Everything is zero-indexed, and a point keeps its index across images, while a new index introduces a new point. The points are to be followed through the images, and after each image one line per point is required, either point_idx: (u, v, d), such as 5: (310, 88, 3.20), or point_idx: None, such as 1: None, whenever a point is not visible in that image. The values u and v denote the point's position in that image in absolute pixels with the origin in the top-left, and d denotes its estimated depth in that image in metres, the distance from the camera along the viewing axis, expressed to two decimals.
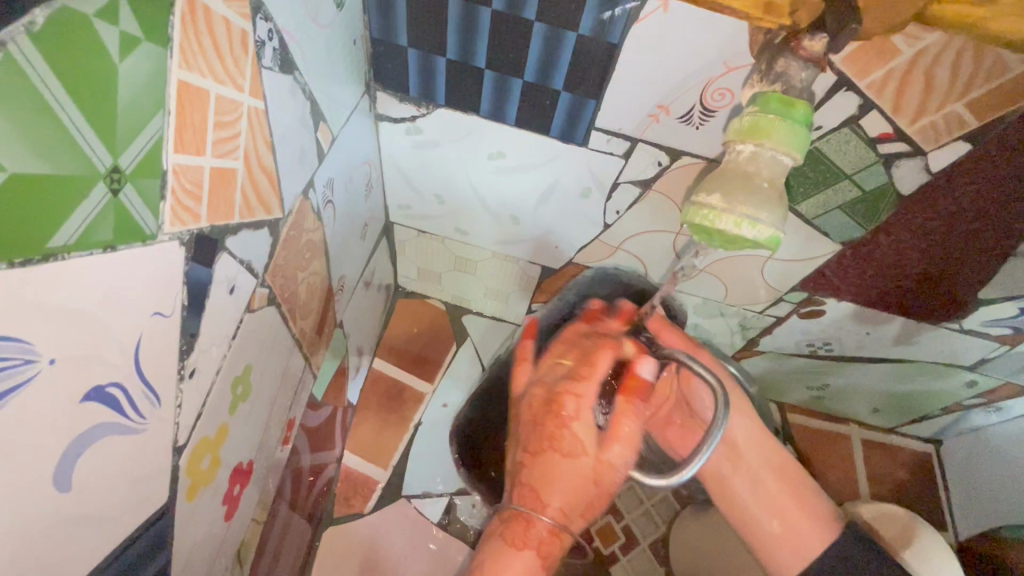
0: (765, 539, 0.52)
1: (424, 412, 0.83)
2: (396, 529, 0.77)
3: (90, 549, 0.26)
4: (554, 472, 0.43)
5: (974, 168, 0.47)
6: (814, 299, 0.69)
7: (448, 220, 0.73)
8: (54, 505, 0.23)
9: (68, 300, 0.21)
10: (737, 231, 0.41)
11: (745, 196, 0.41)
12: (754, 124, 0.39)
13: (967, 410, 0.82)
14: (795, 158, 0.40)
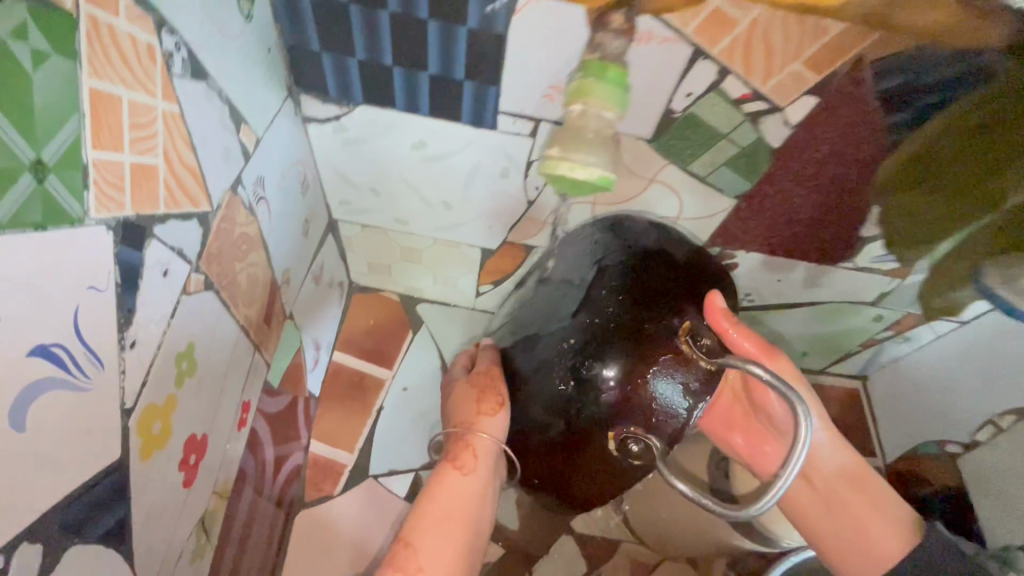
0: (832, 547, 0.59)
1: (385, 397, 0.88)
2: (366, 506, 0.82)
3: (48, 490, 0.31)
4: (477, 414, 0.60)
5: (826, 118, 0.54)
6: (726, 253, 0.76)
7: (387, 212, 0.78)
8: (11, 444, 0.28)
9: (6, 269, 0.26)
10: (574, 174, 0.48)
11: (578, 145, 0.49)
12: (580, 87, 0.47)
13: (881, 343, 0.91)
14: (614, 112, 0.48)
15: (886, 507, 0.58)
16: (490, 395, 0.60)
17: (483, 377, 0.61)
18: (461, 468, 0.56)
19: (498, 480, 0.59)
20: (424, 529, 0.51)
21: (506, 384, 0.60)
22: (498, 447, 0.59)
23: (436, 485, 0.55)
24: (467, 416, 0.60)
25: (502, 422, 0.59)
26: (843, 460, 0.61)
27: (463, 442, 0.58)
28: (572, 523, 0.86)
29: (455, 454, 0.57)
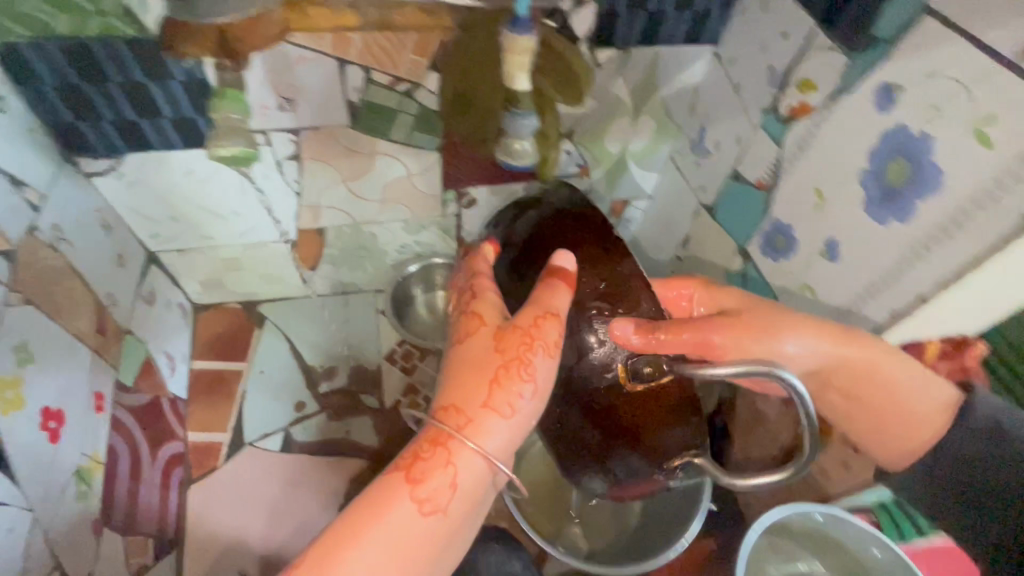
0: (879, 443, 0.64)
1: (246, 382, 1.07)
2: (250, 467, 0.99)
3: None
4: (470, 372, 0.52)
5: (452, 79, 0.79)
6: (462, 192, 1.03)
7: (194, 232, 0.97)
8: None
9: None
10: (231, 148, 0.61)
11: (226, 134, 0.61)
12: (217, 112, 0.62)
13: (614, 229, 1.23)
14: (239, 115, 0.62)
15: (916, 392, 0.60)
16: (510, 368, 0.52)
17: (513, 339, 0.52)
18: (423, 504, 0.46)
19: (472, 512, 0.50)
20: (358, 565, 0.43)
21: (532, 356, 0.52)
22: (486, 466, 0.50)
23: (389, 505, 0.46)
24: (468, 408, 0.50)
25: (499, 430, 0.51)
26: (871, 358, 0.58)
27: (439, 451, 0.49)
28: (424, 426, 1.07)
29: (417, 462, 0.48)
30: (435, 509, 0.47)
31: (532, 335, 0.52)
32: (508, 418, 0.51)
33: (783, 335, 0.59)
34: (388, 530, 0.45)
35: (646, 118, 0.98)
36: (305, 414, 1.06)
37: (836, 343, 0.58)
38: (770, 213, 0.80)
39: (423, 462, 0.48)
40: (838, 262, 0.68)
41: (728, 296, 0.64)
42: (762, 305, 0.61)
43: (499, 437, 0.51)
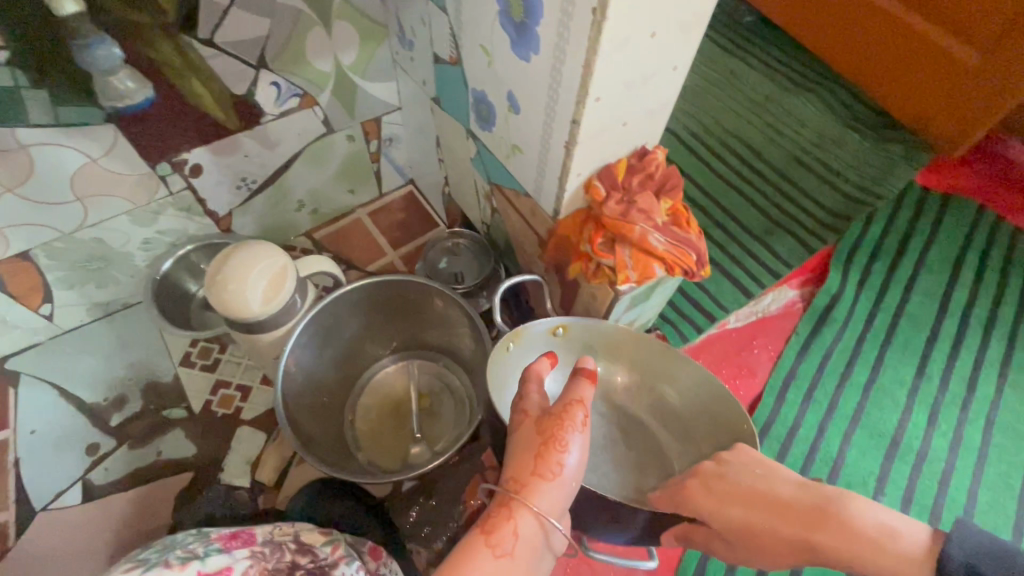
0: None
1: (17, 447, 0.94)
2: (51, 533, 0.89)
3: None
4: (526, 458, 0.55)
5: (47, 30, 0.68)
6: (175, 162, 0.91)
7: None
8: None
9: None
10: None
11: None
12: None
13: (382, 152, 1.19)
14: None
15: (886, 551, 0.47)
16: (555, 442, 0.55)
17: (554, 420, 0.56)
18: (495, 549, 0.51)
19: (534, 569, 0.53)
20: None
21: (576, 433, 0.56)
22: (544, 527, 0.53)
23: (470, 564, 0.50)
24: (525, 477, 0.54)
25: (555, 493, 0.54)
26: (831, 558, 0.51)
27: (503, 510, 0.53)
28: (244, 415, 1.01)
29: (488, 530, 0.52)
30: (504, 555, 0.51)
31: (569, 416, 0.56)
32: (560, 483, 0.54)
33: (763, 540, 0.55)
34: None
35: (341, 23, 0.91)
36: (101, 455, 0.95)
37: (796, 521, 0.53)
38: (470, 85, 0.78)
39: (493, 529, 0.52)
40: (521, 112, 0.69)
41: (728, 509, 0.57)
42: (744, 494, 0.57)
43: (557, 495, 0.54)
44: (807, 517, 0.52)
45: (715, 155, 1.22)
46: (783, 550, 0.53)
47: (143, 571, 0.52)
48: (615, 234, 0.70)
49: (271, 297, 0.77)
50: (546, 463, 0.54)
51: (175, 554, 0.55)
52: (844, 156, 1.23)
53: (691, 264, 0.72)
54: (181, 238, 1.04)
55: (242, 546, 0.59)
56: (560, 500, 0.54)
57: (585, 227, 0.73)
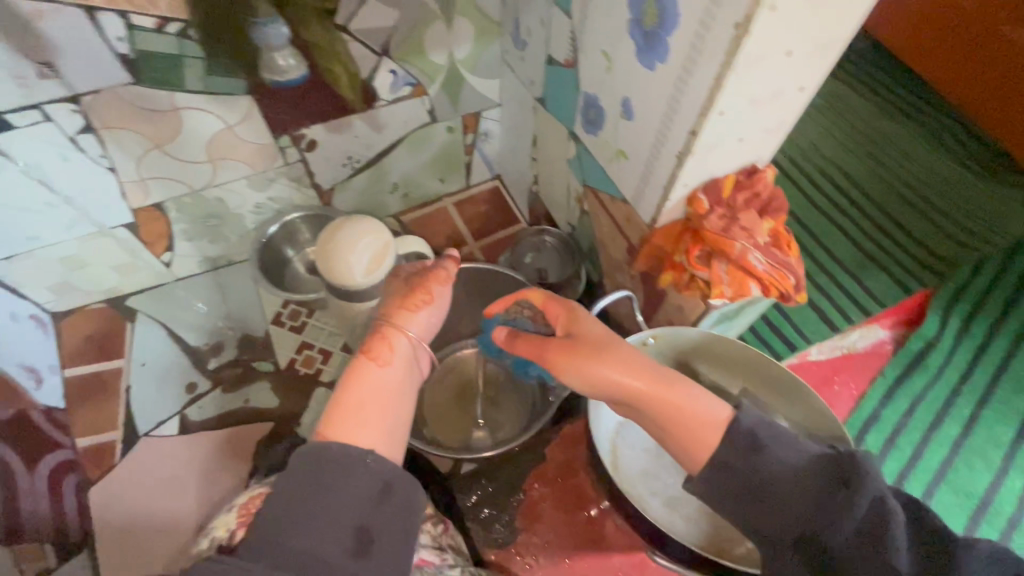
0: (682, 420, 0.57)
1: (129, 377, 1.04)
2: (149, 457, 0.97)
3: None
4: (411, 299, 0.73)
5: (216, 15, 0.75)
6: (295, 136, 0.98)
7: (12, 235, 0.90)
8: None
9: None
10: None
11: None
12: None
13: (476, 146, 1.23)
14: None
15: (686, 412, 0.57)
16: (411, 298, 0.74)
17: (415, 266, 0.78)
18: (377, 361, 0.66)
19: (410, 383, 0.68)
20: (345, 414, 0.60)
21: (435, 281, 0.76)
22: (414, 345, 0.70)
23: (353, 377, 0.64)
24: (394, 312, 0.73)
25: (420, 317, 0.73)
26: (629, 387, 0.59)
27: (384, 337, 0.69)
28: (323, 378, 1.08)
29: (370, 351, 0.68)
30: (384, 365, 0.66)
31: (447, 277, 0.77)
32: (416, 310, 0.73)
33: (597, 365, 0.59)
34: (356, 395, 0.62)
35: (461, 19, 0.95)
36: (198, 394, 1.04)
37: (647, 375, 0.59)
38: (582, 88, 0.81)
39: (372, 351, 0.68)
40: (634, 119, 0.70)
41: (591, 331, 0.63)
42: (604, 339, 0.62)
43: (420, 318, 0.73)
44: (614, 344, 0.62)
45: (811, 183, 1.19)
46: (617, 384, 0.59)
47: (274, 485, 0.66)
48: (713, 249, 0.70)
49: (373, 269, 0.82)
50: (424, 290, 0.72)
51: None
52: (951, 198, 1.16)
53: (788, 288, 0.70)
54: (287, 206, 1.12)
55: None
56: (421, 334, 0.72)
57: (682, 238, 0.73)
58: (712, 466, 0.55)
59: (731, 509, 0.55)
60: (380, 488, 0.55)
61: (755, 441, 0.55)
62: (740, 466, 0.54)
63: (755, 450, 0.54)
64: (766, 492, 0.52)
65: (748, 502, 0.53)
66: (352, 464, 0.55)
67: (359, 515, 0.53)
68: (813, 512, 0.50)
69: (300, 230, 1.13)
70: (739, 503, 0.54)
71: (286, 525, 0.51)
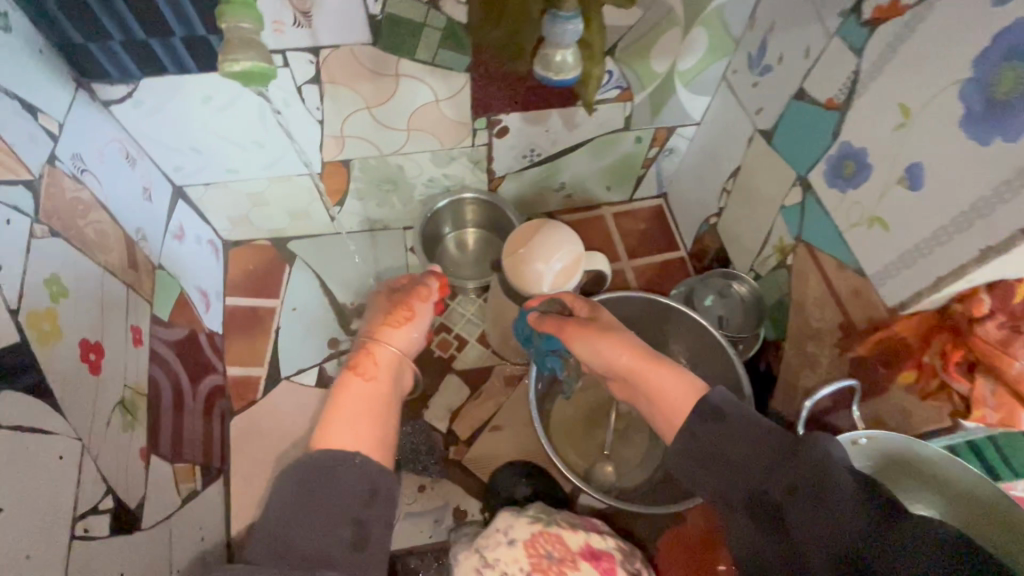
0: (667, 397, 0.64)
1: (281, 319, 1.07)
2: (288, 401, 1.00)
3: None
4: (393, 322, 0.75)
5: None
6: (493, 120, 0.95)
7: (218, 165, 0.94)
8: None
9: None
10: None
11: None
12: None
13: (656, 160, 1.15)
14: None
15: (665, 390, 0.64)
16: (393, 313, 0.76)
17: (402, 296, 0.79)
18: (365, 376, 0.66)
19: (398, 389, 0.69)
20: (340, 417, 0.61)
21: (410, 302, 0.78)
22: (399, 356, 0.71)
23: (344, 388, 0.64)
24: (378, 329, 0.74)
25: (400, 333, 0.74)
26: (623, 363, 0.68)
27: (368, 357, 0.69)
28: (456, 365, 1.06)
29: (359, 363, 0.67)
30: (371, 376, 0.66)
31: (418, 302, 0.78)
32: (398, 329, 0.74)
33: (600, 341, 0.70)
34: (351, 402, 0.63)
35: (700, 30, 0.87)
36: (338, 350, 1.05)
37: (635, 358, 0.68)
38: (842, 135, 0.71)
39: (358, 365, 0.68)
40: (922, 190, 0.60)
41: (603, 325, 0.72)
42: (606, 328, 0.71)
43: (401, 341, 0.74)
44: (618, 332, 0.71)
45: None
46: (618, 362, 0.68)
47: (547, 524, 0.79)
48: (980, 361, 0.58)
49: (559, 283, 0.79)
50: (406, 314, 0.75)
51: (563, 520, 0.80)
52: None
53: None
54: (458, 186, 1.10)
55: (608, 538, 0.80)
56: (405, 352, 0.73)
57: (937, 336, 0.62)
58: (682, 432, 0.62)
59: (698, 477, 0.60)
60: (372, 490, 0.56)
61: (716, 411, 0.61)
62: (701, 436, 0.60)
63: (715, 417, 0.61)
64: (722, 461, 0.59)
65: (713, 472, 0.59)
66: (345, 464, 0.55)
67: (354, 509, 0.54)
68: (774, 462, 0.55)
69: (467, 207, 1.12)
70: (705, 472, 0.60)
71: (289, 522, 0.52)
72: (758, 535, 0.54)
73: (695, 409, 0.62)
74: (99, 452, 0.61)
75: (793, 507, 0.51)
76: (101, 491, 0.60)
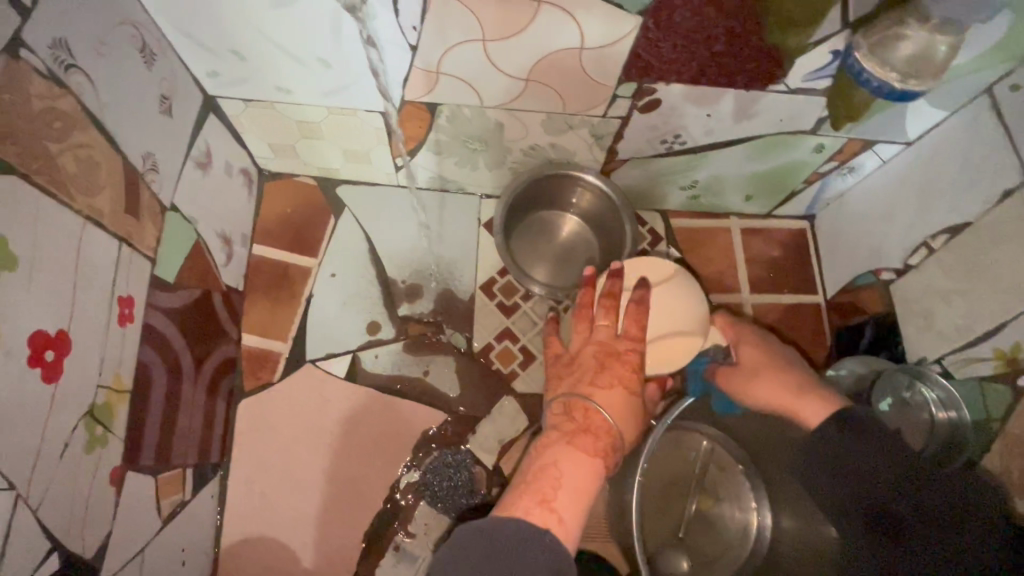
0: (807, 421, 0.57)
1: (314, 284, 0.86)
2: (309, 390, 0.82)
3: None
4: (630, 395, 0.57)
5: None
6: (644, 88, 0.68)
7: (263, 79, 0.69)
8: None
9: None
10: None
11: None
12: None
13: (826, 177, 0.87)
14: None
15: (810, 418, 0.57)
16: (625, 376, 0.58)
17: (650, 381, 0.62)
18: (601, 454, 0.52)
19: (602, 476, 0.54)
20: (559, 495, 0.49)
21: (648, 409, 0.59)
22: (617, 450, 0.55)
23: (571, 462, 0.51)
24: (615, 395, 0.57)
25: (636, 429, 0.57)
26: (768, 393, 0.61)
27: (602, 428, 0.54)
28: (515, 386, 0.86)
29: (587, 436, 0.53)
30: (601, 452, 0.53)
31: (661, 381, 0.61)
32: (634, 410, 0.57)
33: (756, 379, 0.62)
34: (571, 478, 0.50)
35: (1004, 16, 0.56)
36: (378, 339, 0.85)
37: (783, 388, 0.60)
38: None
39: (588, 424, 0.54)
40: None
41: (745, 355, 0.65)
42: (762, 362, 0.63)
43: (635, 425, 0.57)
44: (783, 370, 0.61)
45: None
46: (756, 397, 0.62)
47: None
48: None
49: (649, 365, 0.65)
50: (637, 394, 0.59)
51: None
52: None
53: None
54: (565, 162, 0.84)
55: None
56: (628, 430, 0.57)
57: None
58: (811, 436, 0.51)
59: (817, 483, 0.50)
60: (559, 571, 0.44)
61: (856, 424, 0.50)
62: (833, 445, 0.50)
63: (858, 433, 0.49)
64: (852, 468, 0.48)
65: (837, 480, 0.48)
66: (537, 544, 0.45)
67: None
68: (906, 482, 0.46)
69: (576, 188, 0.87)
70: (827, 479, 0.49)
71: None
72: (869, 549, 0.46)
73: (833, 418, 0.51)
74: (46, 494, 0.44)
75: (920, 522, 0.44)
76: (43, 552, 0.43)
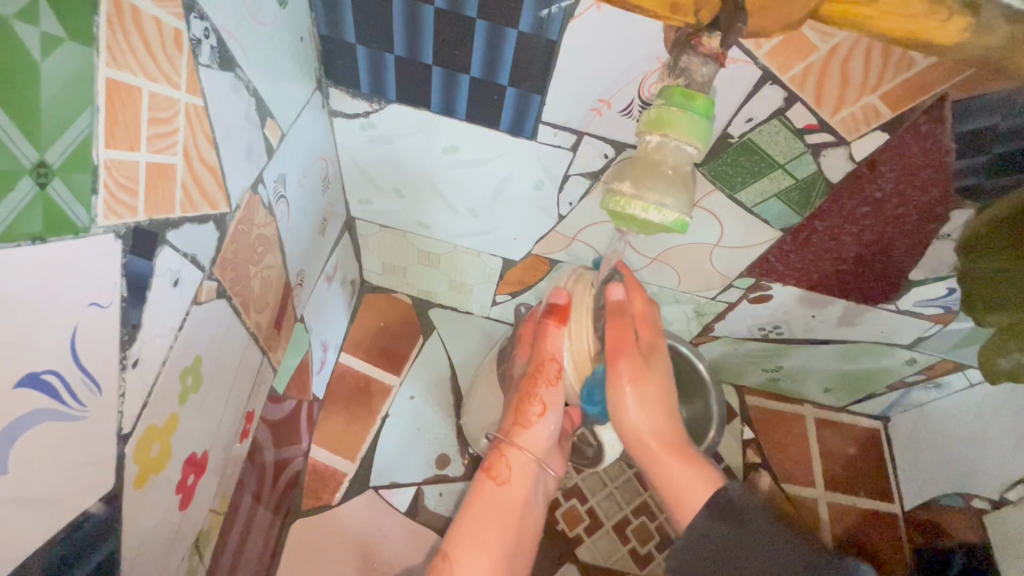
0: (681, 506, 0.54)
1: (391, 405, 0.85)
2: (365, 517, 0.78)
3: (51, 509, 0.28)
4: (514, 430, 0.58)
5: (896, 158, 0.51)
6: (761, 285, 0.72)
7: (409, 213, 0.74)
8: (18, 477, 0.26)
9: (11, 296, 0.23)
10: None
11: None
12: None
13: (909, 388, 0.87)
14: None
15: (689, 499, 0.54)
16: (539, 383, 0.57)
17: (529, 379, 0.57)
18: (494, 480, 0.55)
19: (532, 492, 0.57)
20: (464, 537, 0.51)
21: (543, 384, 0.57)
22: (534, 464, 0.57)
23: (473, 497, 0.54)
24: (513, 422, 0.58)
25: (539, 433, 0.57)
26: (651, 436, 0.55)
27: (500, 455, 0.57)
28: (578, 553, 0.81)
29: (512, 428, 0.58)
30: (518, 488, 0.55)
31: (553, 358, 0.56)
32: (528, 417, 0.57)
33: (636, 402, 0.55)
34: (475, 524, 0.52)
35: None
36: (445, 475, 0.82)
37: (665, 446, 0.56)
38: None
39: (490, 465, 0.57)
40: None
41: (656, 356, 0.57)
42: (653, 389, 0.55)
43: (536, 428, 0.57)
44: (665, 384, 0.56)
45: None
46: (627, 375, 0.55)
47: None
48: None
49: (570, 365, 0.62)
50: (542, 369, 0.57)
51: None
52: None
53: None
54: None
55: None
56: (537, 396, 0.57)
57: None
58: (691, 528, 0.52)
59: None
60: None
61: (731, 507, 0.52)
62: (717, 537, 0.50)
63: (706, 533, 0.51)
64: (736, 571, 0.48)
65: None
66: None
67: None
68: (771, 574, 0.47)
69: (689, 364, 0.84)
70: None
71: None
72: None
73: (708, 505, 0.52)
74: None
75: None
76: None
